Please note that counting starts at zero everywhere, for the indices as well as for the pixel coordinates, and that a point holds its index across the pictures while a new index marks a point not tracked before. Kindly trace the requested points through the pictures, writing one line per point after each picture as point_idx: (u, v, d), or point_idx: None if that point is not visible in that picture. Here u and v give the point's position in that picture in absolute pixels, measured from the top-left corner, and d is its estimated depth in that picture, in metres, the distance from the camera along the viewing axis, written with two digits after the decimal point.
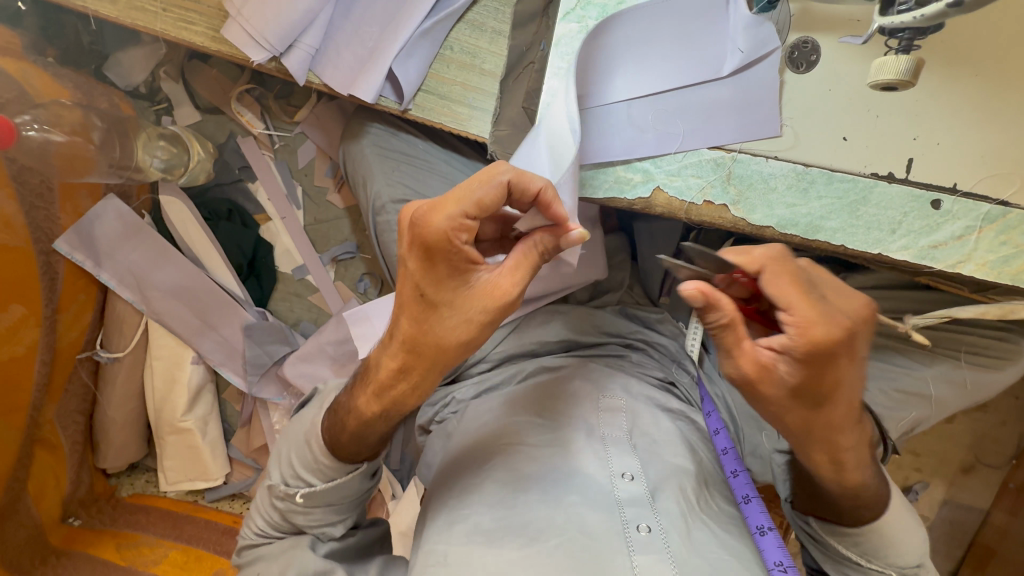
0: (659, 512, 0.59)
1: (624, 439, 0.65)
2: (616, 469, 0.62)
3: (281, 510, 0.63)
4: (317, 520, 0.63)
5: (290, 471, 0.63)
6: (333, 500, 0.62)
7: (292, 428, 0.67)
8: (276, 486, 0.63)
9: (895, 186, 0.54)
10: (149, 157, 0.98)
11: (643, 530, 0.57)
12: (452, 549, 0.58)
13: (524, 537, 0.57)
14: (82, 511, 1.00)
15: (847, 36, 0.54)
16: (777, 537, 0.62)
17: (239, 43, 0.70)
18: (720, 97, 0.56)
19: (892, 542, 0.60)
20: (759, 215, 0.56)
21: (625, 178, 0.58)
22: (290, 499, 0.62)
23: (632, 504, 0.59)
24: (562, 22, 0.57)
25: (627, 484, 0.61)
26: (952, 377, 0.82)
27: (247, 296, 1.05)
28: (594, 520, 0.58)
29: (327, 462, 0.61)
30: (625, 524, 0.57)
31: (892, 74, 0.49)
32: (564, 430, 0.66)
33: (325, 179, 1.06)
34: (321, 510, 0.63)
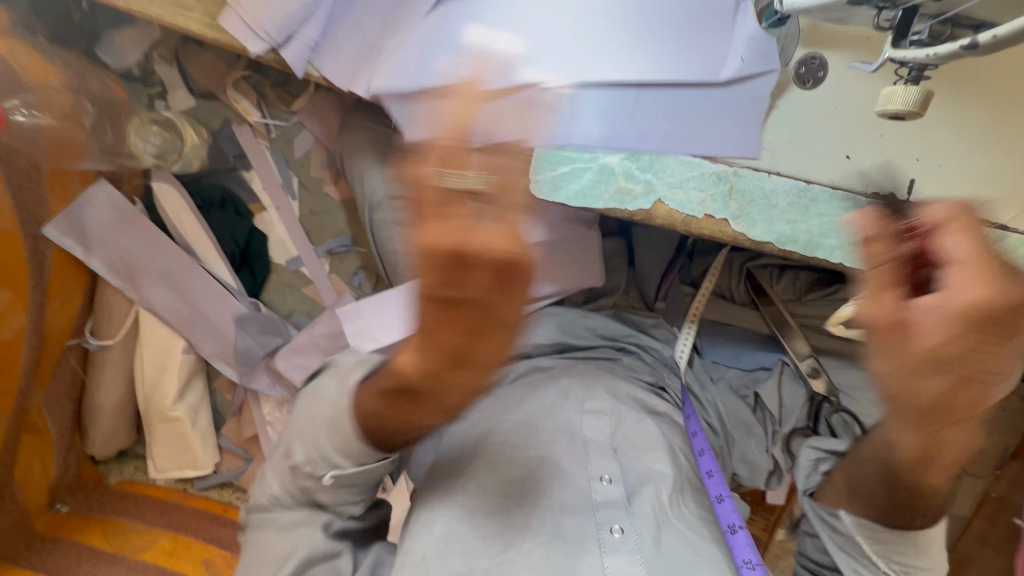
0: (634, 515, 0.59)
1: (604, 443, 0.66)
2: (594, 472, 0.63)
3: (302, 486, 0.68)
4: (340, 498, 0.69)
5: (313, 450, 0.65)
6: (356, 482, 0.67)
7: (320, 404, 0.65)
8: (298, 466, 0.67)
9: (895, 207, 0.54)
10: (142, 143, 0.96)
11: (615, 532, 0.58)
12: (432, 549, 0.59)
13: (501, 543, 0.58)
14: (69, 498, 1.00)
15: (859, 61, 0.53)
16: (747, 536, 0.66)
17: (235, 33, 0.68)
18: (728, 109, 0.55)
19: (927, 552, 0.69)
20: (759, 231, 0.55)
21: (626, 188, 0.56)
22: (314, 479, 0.67)
23: (607, 507, 0.60)
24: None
25: (605, 488, 0.61)
26: None
27: (240, 286, 1.04)
28: (569, 522, 0.59)
29: (353, 443, 0.62)
30: (598, 526, 0.59)
31: (899, 105, 0.47)
32: (546, 437, 0.66)
33: (321, 171, 1.05)
34: (345, 491, 0.68)
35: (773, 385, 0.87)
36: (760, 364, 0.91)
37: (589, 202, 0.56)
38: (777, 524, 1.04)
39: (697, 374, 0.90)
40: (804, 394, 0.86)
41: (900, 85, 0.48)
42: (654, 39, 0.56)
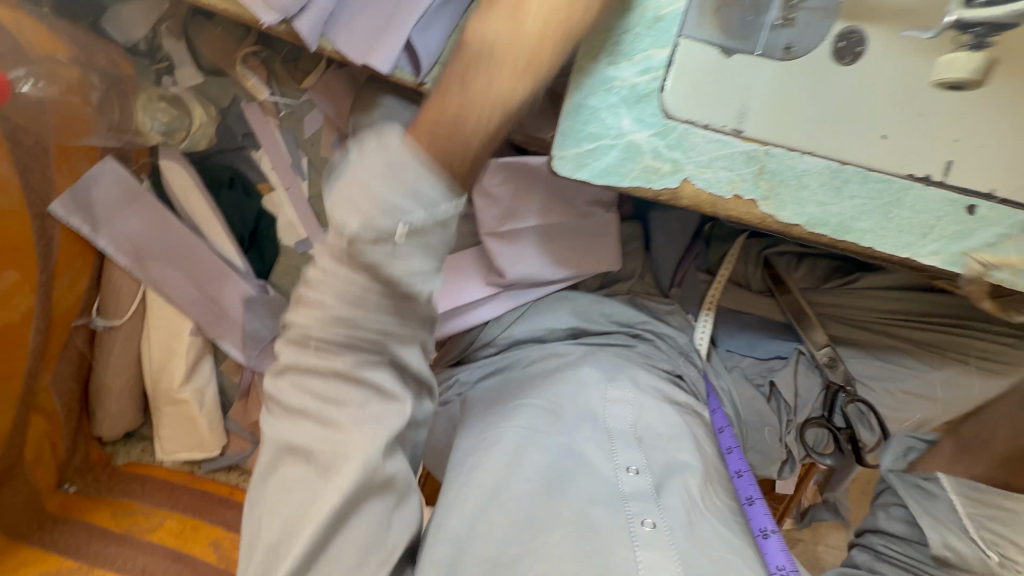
0: (665, 508, 0.57)
1: (628, 433, 0.66)
2: (621, 463, 0.62)
3: (371, 258, 0.47)
4: (419, 269, 0.49)
5: (377, 205, 0.46)
6: (440, 245, 0.50)
7: (360, 169, 0.47)
8: (361, 230, 0.46)
9: (931, 190, 0.52)
10: (150, 120, 0.94)
11: (648, 526, 0.55)
12: (461, 527, 0.56)
13: (530, 530, 0.54)
14: (78, 478, 1.00)
15: (912, 30, 0.50)
16: (780, 541, 0.65)
17: (248, 3, 0.65)
18: (764, 85, 0.51)
19: None
20: (789, 213, 0.54)
21: (653, 166, 0.53)
22: (387, 240, 0.47)
23: (637, 499, 0.58)
24: None
25: (631, 478, 0.60)
26: (958, 382, 0.82)
27: (247, 268, 1.03)
28: (599, 514, 0.56)
29: (428, 187, 0.48)
30: (629, 518, 0.56)
31: (959, 74, 0.49)
32: (574, 424, 0.65)
33: (331, 150, 1.02)
34: (422, 257, 0.49)
35: (789, 374, 0.85)
36: (775, 354, 0.88)
37: (613, 180, 0.54)
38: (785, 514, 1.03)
39: (713, 364, 0.88)
40: (820, 383, 0.85)
41: (961, 51, 0.49)
42: (691, 6, 0.50)
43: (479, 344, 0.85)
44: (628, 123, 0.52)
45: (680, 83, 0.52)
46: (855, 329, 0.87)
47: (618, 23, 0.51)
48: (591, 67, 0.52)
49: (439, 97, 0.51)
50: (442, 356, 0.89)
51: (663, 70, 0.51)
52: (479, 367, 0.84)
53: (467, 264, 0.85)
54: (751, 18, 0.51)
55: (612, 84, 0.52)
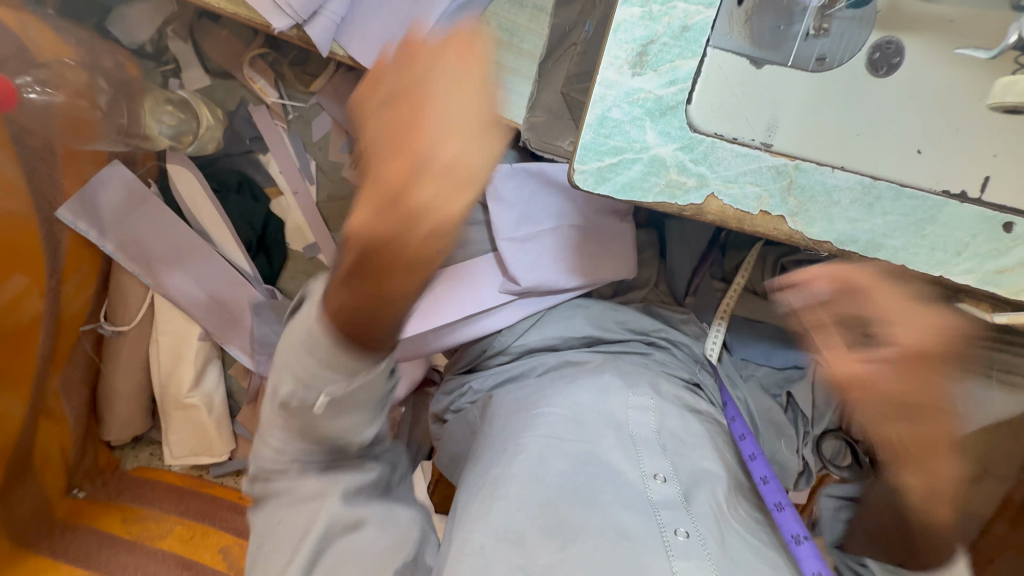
0: (695, 516, 0.56)
1: (653, 439, 0.64)
2: (648, 470, 0.60)
3: (302, 420, 0.57)
4: (343, 424, 0.57)
5: (298, 381, 0.53)
6: (363, 402, 0.56)
7: (292, 333, 0.53)
8: (288, 400, 0.55)
9: (966, 207, 0.50)
10: (157, 123, 0.91)
11: (682, 534, 0.54)
12: (488, 541, 0.54)
13: (562, 539, 0.53)
14: (87, 482, 0.99)
15: (968, 48, 0.49)
16: (812, 546, 0.62)
17: (259, 7, 0.63)
18: (796, 98, 0.50)
19: None
20: (818, 230, 0.52)
21: (677, 182, 0.51)
22: (308, 410, 0.55)
23: (669, 507, 0.57)
24: (623, 4, 0.47)
25: (660, 486, 0.59)
26: (981, 396, 0.81)
27: (256, 272, 1.01)
28: (632, 523, 0.54)
29: (338, 364, 0.51)
30: (662, 527, 0.54)
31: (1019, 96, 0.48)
32: (598, 432, 0.63)
33: (341, 155, 1.01)
34: (347, 416, 0.57)
35: (806, 387, 0.84)
36: (793, 363, 0.87)
37: (638, 195, 0.52)
38: None
39: (728, 373, 0.85)
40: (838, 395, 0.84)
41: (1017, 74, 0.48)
42: (721, 15, 0.48)
43: (492, 352, 0.84)
44: (653, 137, 0.50)
45: (707, 96, 0.50)
46: None
47: (642, 34, 0.48)
48: (615, 79, 0.49)
49: (351, 277, 0.48)
50: (454, 363, 0.88)
51: (689, 82, 0.49)
52: (491, 376, 0.82)
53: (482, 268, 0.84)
54: (783, 27, 0.50)
55: (637, 96, 0.49)
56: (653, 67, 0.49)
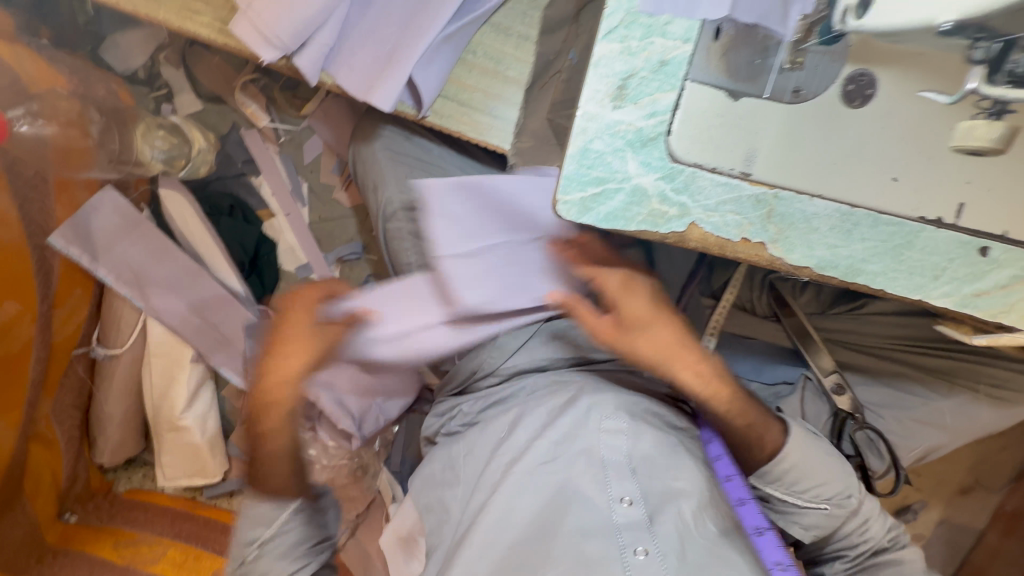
0: (659, 535, 0.57)
1: (624, 463, 0.64)
2: (615, 494, 0.61)
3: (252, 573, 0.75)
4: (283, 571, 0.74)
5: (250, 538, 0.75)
6: (292, 546, 0.75)
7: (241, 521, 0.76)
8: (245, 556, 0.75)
9: (943, 232, 0.51)
10: (149, 149, 0.94)
11: (640, 554, 0.56)
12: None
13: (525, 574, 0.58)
14: (78, 506, 0.99)
15: (931, 91, 0.48)
16: (775, 537, 0.62)
17: (247, 39, 0.64)
18: (773, 130, 0.50)
19: (807, 474, 0.70)
20: (797, 256, 0.53)
21: (659, 211, 0.52)
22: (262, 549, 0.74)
23: (631, 529, 0.58)
24: (602, 41, 0.49)
25: (626, 509, 0.60)
26: (968, 410, 0.81)
27: (248, 293, 1.01)
28: (591, 549, 0.57)
29: (273, 514, 0.74)
30: (622, 550, 0.57)
31: (977, 141, 0.48)
32: (569, 458, 0.66)
33: (332, 177, 1.03)
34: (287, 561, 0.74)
35: (796, 400, 0.85)
36: (782, 379, 0.88)
37: (620, 226, 0.53)
38: None
39: None
40: (828, 409, 0.84)
41: (981, 117, 0.48)
42: (698, 50, 0.49)
43: (480, 373, 0.84)
44: (635, 166, 0.51)
45: (686, 127, 0.50)
46: (860, 354, 0.86)
47: (621, 68, 0.49)
48: (595, 112, 0.50)
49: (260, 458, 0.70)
50: (444, 385, 0.89)
51: (669, 114, 0.50)
52: (481, 399, 0.83)
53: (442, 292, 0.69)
54: (759, 61, 0.50)
55: (617, 128, 0.50)
56: (634, 102, 0.50)
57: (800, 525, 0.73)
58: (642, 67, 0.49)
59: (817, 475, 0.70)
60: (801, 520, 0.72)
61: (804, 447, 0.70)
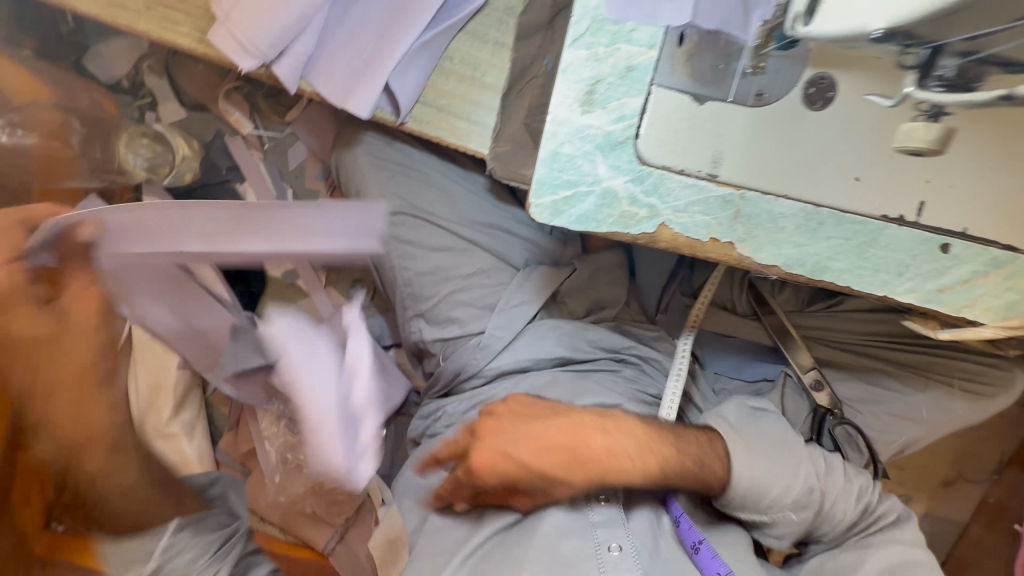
0: (632, 532, 0.66)
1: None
2: (593, 494, 0.69)
3: None
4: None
5: None
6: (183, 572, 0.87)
7: None
8: None
9: (905, 230, 0.53)
10: (132, 156, 0.92)
11: (614, 550, 0.63)
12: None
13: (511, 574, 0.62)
14: None
15: (875, 95, 0.49)
16: (710, 547, 0.67)
17: (225, 48, 0.65)
18: (737, 133, 0.51)
19: (761, 491, 0.67)
20: (765, 255, 0.54)
21: (629, 212, 0.53)
22: None
23: (607, 526, 0.66)
24: (570, 48, 0.51)
25: (602, 508, 0.68)
26: (943, 404, 0.83)
27: (235, 301, 1.04)
28: (569, 547, 0.63)
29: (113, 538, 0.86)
30: (598, 545, 0.64)
31: (918, 142, 0.48)
32: None
33: (317, 183, 1.04)
34: None
35: (777, 398, 0.87)
36: (762, 376, 0.91)
37: (592, 227, 0.54)
38: None
39: (699, 390, 0.87)
40: (808, 406, 0.86)
41: (919, 120, 0.48)
42: (663, 56, 0.51)
43: (466, 375, 0.84)
44: (605, 169, 0.52)
45: (654, 130, 0.52)
46: (839, 352, 0.87)
47: (590, 74, 0.51)
48: (565, 116, 0.52)
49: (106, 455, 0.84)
50: (430, 388, 0.88)
51: (637, 117, 0.51)
52: (466, 400, 0.84)
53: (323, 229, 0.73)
54: (723, 66, 0.52)
55: (587, 132, 0.52)
56: (603, 107, 0.51)
57: (773, 536, 0.71)
58: (609, 74, 0.51)
59: (771, 487, 0.67)
60: (773, 532, 0.70)
61: (747, 460, 0.68)
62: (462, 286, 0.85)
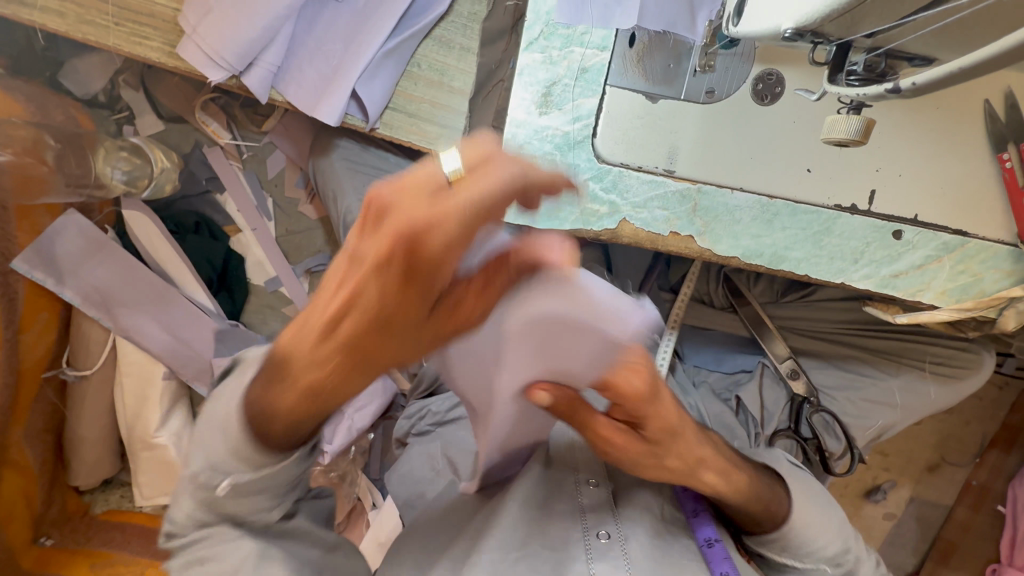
0: (622, 518, 0.59)
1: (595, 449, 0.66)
2: (583, 476, 0.63)
3: None
4: None
5: None
6: None
7: None
8: None
9: (858, 218, 0.54)
10: (110, 169, 0.93)
11: (603, 537, 0.56)
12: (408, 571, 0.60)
13: None
14: (55, 531, 0.96)
15: (801, 89, 0.52)
16: (725, 548, 0.59)
17: (195, 62, 0.66)
18: (690, 129, 0.53)
19: (807, 540, 0.61)
20: (724, 246, 0.56)
21: (591, 210, 0.55)
22: None
23: (596, 511, 0.59)
24: (524, 52, 0.53)
25: (592, 491, 0.61)
26: (917, 388, 0.85)
27: (219, 309, 1.02)
28: (556, 530, 0.57)
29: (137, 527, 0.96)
30: (586, 531, 0.57)
31: (842, 134, 0.44)
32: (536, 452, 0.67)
33: (297, 190, 1.06)
34: None
35: (754, 388, 0.87)
36: (741, 368, 0.89)
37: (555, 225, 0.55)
38: None
39: (679, 379, 0.86)
40: (785, 395, 0.87)
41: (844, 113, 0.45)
42: (615, 57, 0.53)
43: None
44: (565, 169, 0.54)
45: (610, 129, 0.53)
46: (815, 340, 0.88)
47: (545, 76, 0.53)
48: (524, 118, 0.53)
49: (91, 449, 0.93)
50: (414, 389, 0.91)
51: (593, 118, 0.53)
52: (449, 399, 0.84)
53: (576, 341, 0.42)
54: (673, 65, 0.53)
55: (545, 133, 0.53)
56: (559, 108, 0.53)
57: None
58: (563, 75, 0.53)
59: (817, 539, 0.61)
60: None
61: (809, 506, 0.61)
62: None
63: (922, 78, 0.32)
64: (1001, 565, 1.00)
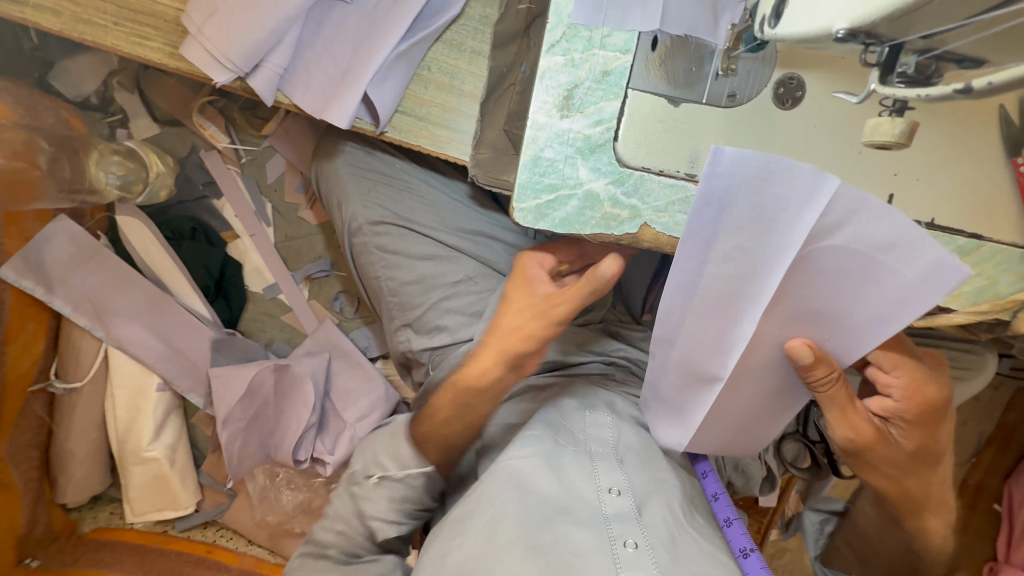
0: (648, 526, 0.55)
1: (609, 453, 0.63)
2: (603, 484, 0.59)
3: None
4: None
5: None
6: None
7: None
8: None
9: None
10: (103, 174, 0.89)
11: (630, 546, 0.53)
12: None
13: None
14: (40, 552, 0.89)
15: (841, 92, 0.51)
16: (760, 559, 0.59)
17: (199, 63, 0.65)
18: (713, 132, 0.53)
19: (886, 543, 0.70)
20: None
21: (612, 214, 0.54)
22: None
23: (620, 519, 0.55)
24: (546, 55, 0.52)
25: (614, 500, 0.57)
26: None
27: (215, 317, 1.00)
28: (580, 538, 0.53)
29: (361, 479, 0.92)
30: (611, 540, 0.53)
31: (886, 136, 0.47)
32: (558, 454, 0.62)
33: (296, 195, 1.04)
34: None
35: None
36: None
37: (576, 229, 0.54)
38: (770, 524, 1.05)
39: None
40: None
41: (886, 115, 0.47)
42: (637, 60, 0.52)
43: None
44: (586, 172, 0.53)
45: (631, 133, 0.53)
46: None
47: (567, 79, 0.52)
48: (545, 121, 0.53)
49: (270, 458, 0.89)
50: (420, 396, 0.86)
51: (615, 121, 0.53)
52: None
53: (898, 256, 0.42)
54: (695, 69, 0.53)
55: (566, 136, 0.53)
56: (581, 111, 0.52)
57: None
58: (585, 78, 0.52)
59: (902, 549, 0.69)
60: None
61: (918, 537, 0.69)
62: (448, 294, 0.83)
63: (997, 78, 0.34)
64: (998, 563, 0.96)
